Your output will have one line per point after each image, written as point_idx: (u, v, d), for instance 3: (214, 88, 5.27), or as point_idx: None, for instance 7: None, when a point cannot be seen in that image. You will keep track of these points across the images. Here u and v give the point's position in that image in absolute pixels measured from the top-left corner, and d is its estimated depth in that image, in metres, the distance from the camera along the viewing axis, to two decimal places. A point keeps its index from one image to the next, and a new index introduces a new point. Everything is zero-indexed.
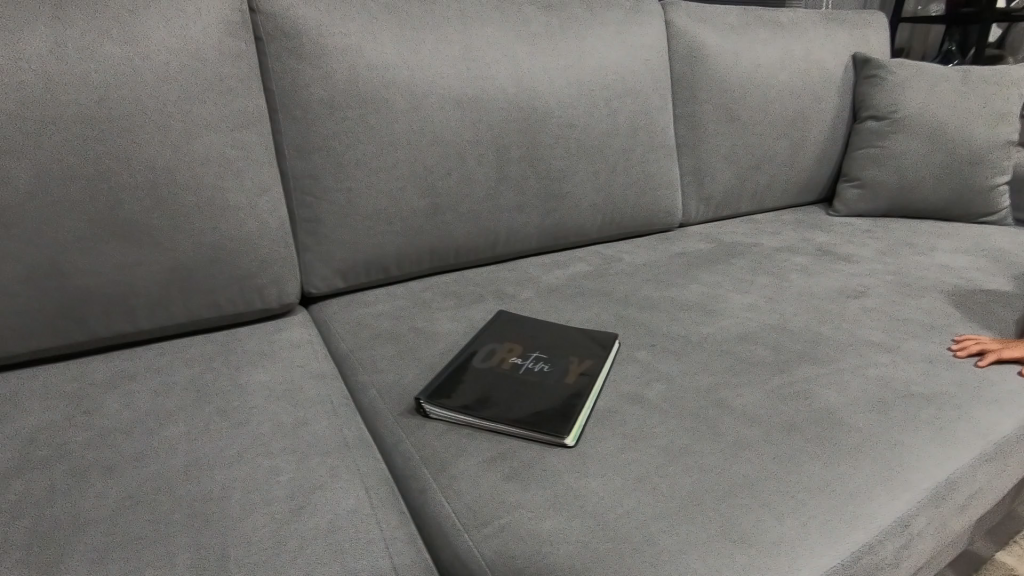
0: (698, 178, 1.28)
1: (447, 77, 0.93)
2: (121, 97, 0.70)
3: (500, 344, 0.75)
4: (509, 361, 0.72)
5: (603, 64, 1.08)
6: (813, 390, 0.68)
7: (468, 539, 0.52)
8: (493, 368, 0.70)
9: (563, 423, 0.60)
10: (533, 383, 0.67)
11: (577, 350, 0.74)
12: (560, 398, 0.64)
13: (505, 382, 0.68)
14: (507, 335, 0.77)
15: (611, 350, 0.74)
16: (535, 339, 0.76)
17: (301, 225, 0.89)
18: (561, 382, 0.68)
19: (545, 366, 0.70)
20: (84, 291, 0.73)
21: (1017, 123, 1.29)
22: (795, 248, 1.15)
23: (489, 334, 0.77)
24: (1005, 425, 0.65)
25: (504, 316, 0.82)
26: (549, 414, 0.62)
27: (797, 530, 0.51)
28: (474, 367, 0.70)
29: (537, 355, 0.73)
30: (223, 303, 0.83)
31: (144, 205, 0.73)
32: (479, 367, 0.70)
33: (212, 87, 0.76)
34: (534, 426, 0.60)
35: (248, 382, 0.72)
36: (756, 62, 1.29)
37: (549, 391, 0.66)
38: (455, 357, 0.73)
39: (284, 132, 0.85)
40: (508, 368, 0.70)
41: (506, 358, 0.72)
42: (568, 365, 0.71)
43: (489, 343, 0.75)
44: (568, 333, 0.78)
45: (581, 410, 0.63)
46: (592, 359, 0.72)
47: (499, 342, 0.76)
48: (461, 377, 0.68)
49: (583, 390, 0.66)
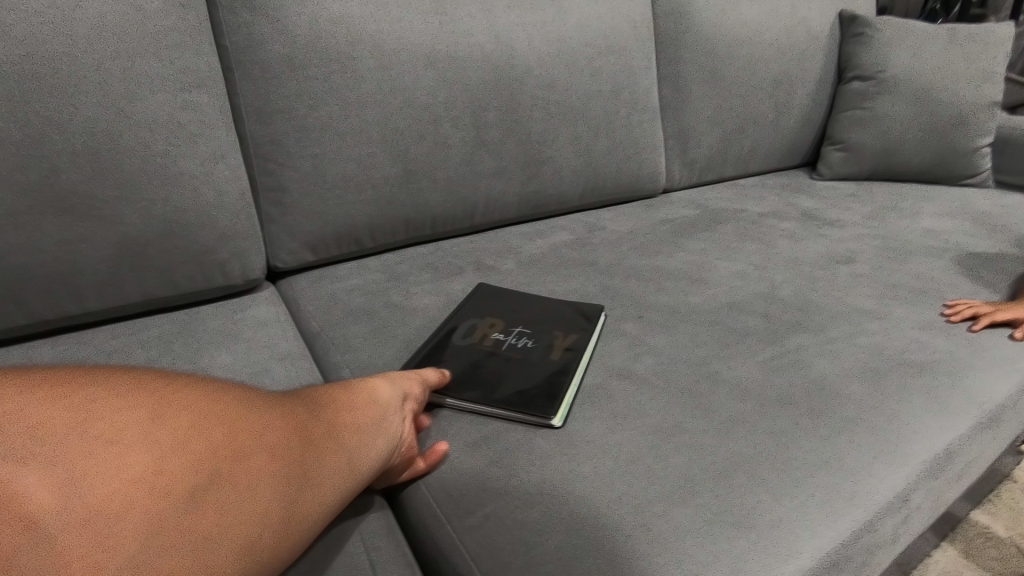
0: (682, 142, 1.24)
1: (418, 33, 0.86)
2: (51, 52, 0.62)
3: (480, 318, 0.72)
4: (490, 337, 0.68)
5: (585, 20, 1.01)
6: (807, 360, 0.66)
7: (451, 530, 0.49)
8: (474, 346, 0.67)
9: (549, 403, 0.57)
10: (516, 362, 0.64)
11: (562, 322, 0.71)
12: (545, 377, 0.61)
13: (486, 360, 0.64)
14: (487, 306, 0.74)
15: (597, 323, 0.71)
16: (517, 312, 0.73)
17: (264, 195, 0.83)
18: (545, 358, 0.64)
19: (529, 342, 0.67)
20: (23, 269, 0.66)
21: (1000, 83, 1.27)
22: (781, 214, 1.12)
23: (468, 308, 0.74)
24: (998, 391, 0.64)
25: (483, 287, 0.78)
26: (533, 394, 0.59)
27: (796, 509, 0.49)
28: (454, 344, 0.67)
29: (520, 330, 0.69)
30: (182, 280, 0.77)
31: (85, 174, 0.67)
32: (459, 344, 0.67)
33: (157, 42, 0.69)
34: (519, 408, 0.57)
35: (211, 365, 0.67)
36: (742, 19, 1.24)
37: (534, 369, 0.63)
38: (431, 334, 0.69)
39: (241, 93, 0.78)
40: (490, 344, 0.67)
41: (487, 333, 0.69)
42: (553, 340, 0.68)
43: (469, 317, 0.72)
44: (551, 304, 0.74)
45: (567, 388, 0.60)
46: (578, 332, 0.69)
47: (478, 315, 0.72)
48: (440, 356, 0.65)
49: (569, 367, 0.63)
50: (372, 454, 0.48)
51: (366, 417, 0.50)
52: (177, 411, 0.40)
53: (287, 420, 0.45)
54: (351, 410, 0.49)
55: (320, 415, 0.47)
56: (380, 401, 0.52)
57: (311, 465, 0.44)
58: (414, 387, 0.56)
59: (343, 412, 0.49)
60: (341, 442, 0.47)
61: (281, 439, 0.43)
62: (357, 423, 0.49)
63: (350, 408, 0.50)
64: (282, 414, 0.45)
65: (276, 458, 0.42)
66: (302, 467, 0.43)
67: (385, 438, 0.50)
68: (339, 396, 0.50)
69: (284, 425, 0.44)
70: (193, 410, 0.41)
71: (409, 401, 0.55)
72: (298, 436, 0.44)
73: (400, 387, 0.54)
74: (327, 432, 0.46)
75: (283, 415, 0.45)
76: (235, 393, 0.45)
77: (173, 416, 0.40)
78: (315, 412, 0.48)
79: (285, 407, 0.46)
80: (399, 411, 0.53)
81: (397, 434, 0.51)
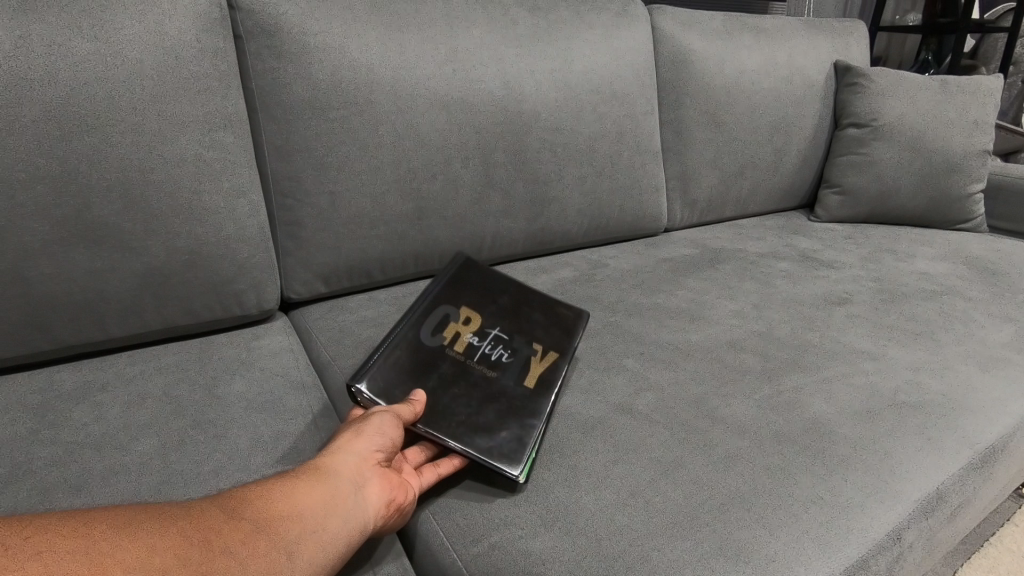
0: (683, 183, 1.29)
1: (435, 79, 0.91)
2: (92, 95, 0.67)
3: (460, 324, 0.72)
4: (464, 343, 0.70)
5: (591, 68, 1.07)
6: (803, 399, 0.68)
7: (457, 557, 0.51)
8: (448, 352, 0.68)
9: (516, 454, 0.57)
10: (491, 389, 0.65)
11: (541, 340, 0.73)
12: (517, 416, 0.62)
13: (465, 382, 0.65)
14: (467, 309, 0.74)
15: (576, 343, 0.74)
16: (497, 320, 0.74)
17: (282, 229, 0.87)
18: (520, 388, 0.66)
19: (506, 362, 0.69)
20: (52, 298, 0.70)
21: (991, 132, 1.32)
22: (779, 254, 1.16)
23: (448, 307, 0.73)
24: (989, 433, 0.66)
25: (469, 282, 0.78)
26: (502, 439, 0.58)
27: (791, 545, 0.50)
28: (427, 347, 0.68)
29: (496, 340, 0.71)
30: (199, 310, 0.80)
31: (115, 209, 0.70)
32: (436, 356, 0.67)
33: (189, 86, 0.73)
34: (486, 456, 0.56)
35: (226, 393, 0.70)
36: (741, 68, 1.29)
37: (507, 400, 0.64)
38: (408, 334, 0.69)
39: (264, 133, 0.83)
40: (467, 359, 0.68)
41: (466, 343, 0.70)
42: (530, 360, 0.70)
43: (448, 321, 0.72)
44: (532, 318, 0.76)
45: (537, 436, 0.59)
46: (556, 355, 0.71)
47: (458, 319, 0.72)
48: (417, 371, 0.65)
49: (541, 404, 0.64)
50: (334, 531, 0.46)
51: (322, 496, 0.47)
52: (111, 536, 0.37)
53: (218, 525, 0.41)
54: (298, 494, 0.46)
55: (257, 509, 0.44)
56: (334, 472, 0.49)
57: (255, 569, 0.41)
58: (376, 440, 0.53)
59: (288, 499, 0.46)
60: (289, 533, 0.43)
61: (213, 546, 0.40)
62: (309, 506, 0.46)
63: (298, 491, 0.46)
64: (211, 517, 0.42)
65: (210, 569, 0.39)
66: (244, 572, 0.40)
67: (345, 512, 0.47)
68: (282, 482, 0.47)
69: (215, 530, 0.41)
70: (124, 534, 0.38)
71: (371, 459, 0.52)
72: (235, 538, 0.41)
73: (356, 450, 0.51)
74: (268, 525, 0.43)
75: (213, 519, 0.42)
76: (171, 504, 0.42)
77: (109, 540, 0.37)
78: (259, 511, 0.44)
79: (215, 507, 0.43)
80: (360, 475, 0.50)
81: (359, 505, 0.48)
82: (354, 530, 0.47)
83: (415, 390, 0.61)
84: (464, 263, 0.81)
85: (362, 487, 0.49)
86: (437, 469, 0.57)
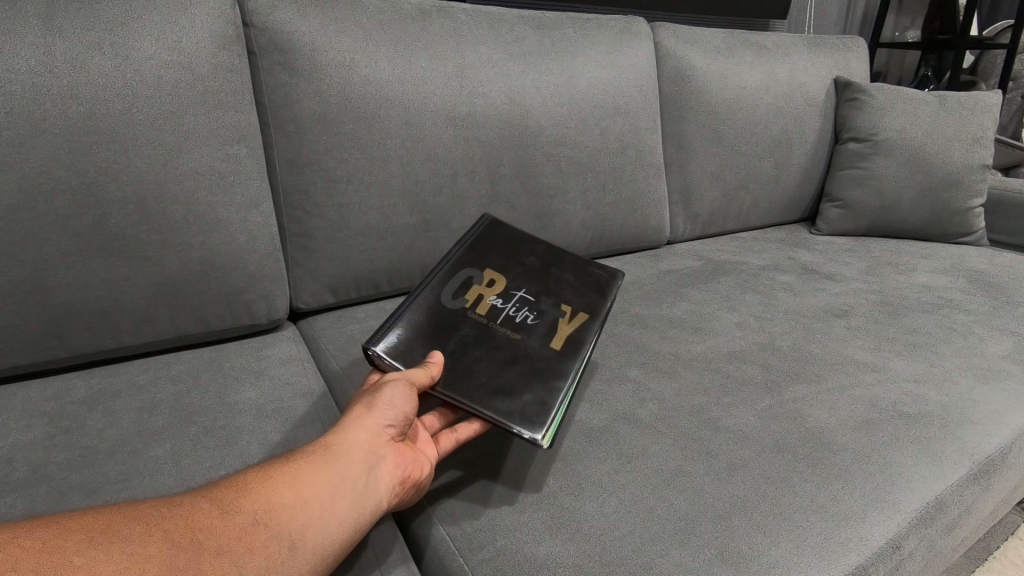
0: (685, 196, 1.30)
1: (442, 94, 0.93)
2: (112, 110, 0.69)
3: (484, 286, 0.73)
4: (488, 305, 0.71)
5: (595, 84, 1.09)
6: (804, 410, 0.69)
7: (464, 563, 0.52)
8: (471, 314, 0.69)
9: (538, 420, 0.58)
10: (515, 349, 0.66)
11: (570, 302, 0.74)
12: (540, 379, 0.62)
13: (488, 345, 0.66)
14: (493, 270, 0.75)
15: (607, 304, 0.75)
16: (524, 282, 0.75)
17: (292, 240, 0.88)
18: (545, 349, 0.66)
19: (532, 323, 0.69)
20: (67, 306, 0.71)
21: (990, 147, 1.34)
22: (781, 267, 1.17)
23: (474, 269, 0.75)
24: (989, 444, 0.67)
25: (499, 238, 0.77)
26: (525, 402, 0.59)
27: (792, 552, 0.51)
28: (450, 309, 0.69)
29: (521, 302, 0.72)
30: (211, 319, 0.82)
31: (131, 220, 0.72)
32: (458, 318, 0.68)
33: (204, 101, 0.75)
34: (509, 420, 0.57)
35: (237, 400, 0.71)
36: (743, 84, 1.31)
37: (532, 361, 0.64)
38: (429, 295, 0.71)
39: (276, 147, 0.85)
40: (490, 321, 0.69)
41: (490, 306, 0.71)
42: (557, 322, 0.70)
43: (472, 284, 0.73)
44: (562, 280, 0.77)
45: (562, 399, 0.60)
46: (584, 316, 0.72)
47: (483, 282, 0.73)
48: (439, 331, 0.67)
49: (568, 366, 0.64)
50: (347, 510, 0.48)
51: (331, 478, 0.48)
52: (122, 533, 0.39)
53: (222, 517, 0.43)
54: (308, 479, 0.47)
55: (267, 494, 0.45)
56: (346, 452, 0.50)
57: (270, 553, 0.43)
58: (389, 414, 0.53)
59: (298, 483, 0.47)
60: (298, 519, 0.45)
61: (222, 536, 0.42)
62: (319, 490, 0.47)
63: (309, 473, 0.48)
64: (218, 508, 0.43)
65: (211, 567, 0.40)
66: (256, 559, 0.42)
67: (356, 492, 0.49)
68: (294, 465, 0.48)
69: (222, 521, 0.42)
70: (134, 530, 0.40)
71: (385, 434, 0.53)
72: (243, 530, 0.43)
73: (369, 427, 0.52)
74: (279, 510, 0.45)
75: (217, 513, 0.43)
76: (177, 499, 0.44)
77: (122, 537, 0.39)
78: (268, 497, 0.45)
79: (224, 498, 0.44)
80: (373, 453, 0.51)
81: (370, 485, 0.50)
82: (368, 506, 0.49)
83: (432, 354, 0.62)
84: (489, 224, 0.82)
85: (374, 466, 0.50)
86: (455, 435, 0.59)
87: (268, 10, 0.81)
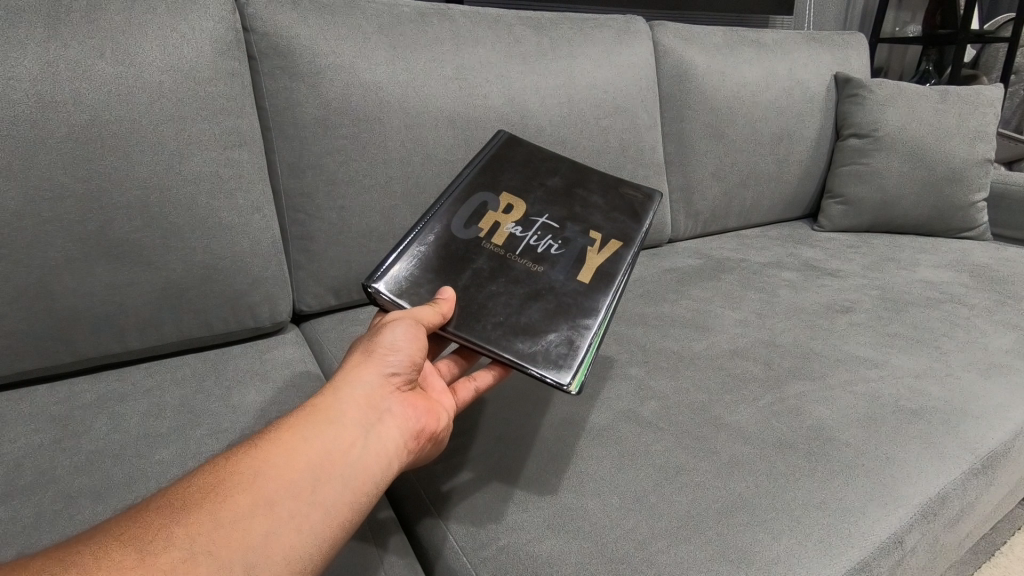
0: (686, 194, 1.30)
1: (442, 96, 0.93)
2: (115, 116, 0.70)
3: (501, 212, 0.72)
4: (505, 233, 0.70)
5: (594, 84, 1.09)
6: (805, 406, 0.69)
7: (467, 561, 0.52)
8: (487, 243, 0.68)
9: (565, 365, 0.57)
10: (535, 286, 0.65)
11: (601, 229, 0.73)
12: (567, 317, 0.62)
13: (504, 278, 0.65)
14: (509, 195, 0.74)
15: (642, 229, 0.75)
16: (547, 208, 0.74)
17: (294, 243, 0.89)
18: (571, 282, 0.66)
19: (557, 253, 0.69)
20: (73, 310, 0.72)
21: (992, 141, 1.34)
22: (783, 264, 1.17)
23: (490, 193, 0.73)
24: (992, 439, 0.67)
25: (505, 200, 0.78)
26: (551, 343, 0.59)
27: (795, 548, 0.51)
28: (464, 238, 0.68)
29: (542, 229, 0.71)
30: (214, 322, 0.82)
31: (135, 224, 0.73)
32: (472, 248, 0.68)
33: (206, 106, 0.76)
34: (533, 365, 0.57)
35: (241, 402, 0.71)
36: (742, 80, 1.31)
37: (558, 295, 0.64)
38: (444, 222, 0.70)
39: (277, 151, 0.85)
40: (510, 251, 0.68)
41: (508, 235, 0.70)
42: (586, 252, 0.70)
43: (488, 210, 0.72)
44: (588, 209, 0.75)
45: (591, 339, 0.60)
46: (616, 244, 0.72)
47: (499, 208, 0.72)
48: (459, 260, 0.66)
49: (597, 301, 0.64)
50: (365, 457, 0.49)
51: (343, 430, 0.49)
52: (150, 512, 0.40)
53: (251, 480, 0.44)
54: (329, 431, 0.48)
55: (283, 449, 0.46)
56: (354, 404, 0.51)
57: (297, 504, 0.44)
58: (392, 362, 0.54)
59: (315, 441, 0.47)
60: (326, 472, 0.47)
61: (248, 494, 0.43)
62: (332, 442, 0.48)
63: (322, 426, 0.48)
64: (236, 469, 0.44)
65: (244, 524, 0.41)
66: (286, 511, 0.44)
67: (371, 439, 0.50)
68: (309, 418, 0.49)
69: (243, 481, 0.43)
70: (161, 509, 0.41)
71: (390, 383, 0.54)
72: (266, 487, 0.44)
73: (374, 377, 0.53)
74: (298, 465, 0.46)
75: (243, 476, 0.44)
76: (195, 471, 0.44)
77: (149, 520, 0.40)
78: (285, 452, 0.46)
79: (239, 459, 0.45)
80: (385, 403, 0.52)
81: (389, 433, 0.51)
82: (386, 451, 0.51)
83: (443, 289, 0.61)
84: (508, 139, 0.81)
85: (385, 416, 0.52)
86: (473, 384, 0.63)
87: (267, 16, 0.82)
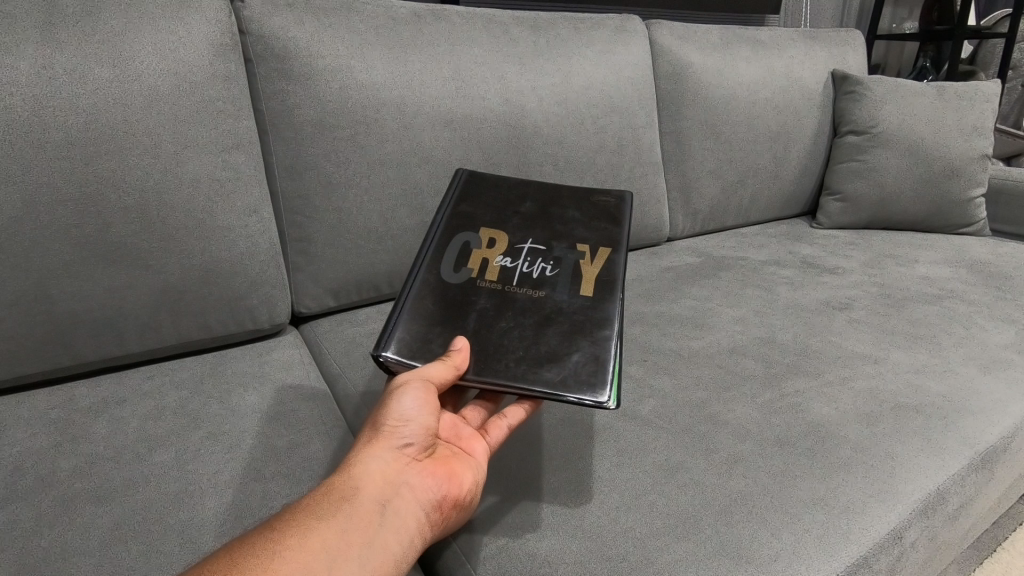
0: (684, 192, 1.31)
1: (438, 97, 0.93)
2: (112, 120, 0.70)
3: (485, 248, 0.70)
4: (496, 267, 0.69)
5: (591, 83, 1.09)
6: (804, 403, 0.69)
7: (469, 564, 0.52)
8: (480, 282, 0.67)
9: (597, 384, 0.58)
10: (540, 308, 0.65)
11: (589, 240, 0.73)
12: (584, 334, 0.62)
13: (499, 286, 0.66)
14: (489, 229, 0.72)
15: (624, 230, 0.75)
16: (562, 228, 0.74)
17: (293, 246, 0.89)
18: (577, 299, 0.66)
19: (552, 275, 0.69)
20: (72, 315, 0.72)
21: (990, 136, 1.34)
22: (782, 261, 1.17)
23: (510, 213, 0.75)
24: (990, 433, 0.67)
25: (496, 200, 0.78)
26: (578, 363, 0.59)
27: (794, 545, 0.51)
28: (455, 284, 0.67)
29: (530, 254, 0.70)
30: (214, 325, 0.82)
31: (133, 228, 0.73)
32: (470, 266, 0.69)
33: (202, 109, 0.76)
34: (566, 391, 0.57)
35: (241, 405, 0.72)
36: (740, 79, 1.31)
37: (569, 316, 0.64)
38: (433, 271, 0.68)
39: (274, 153, 0.85)
40: (506, 284, 0.67)
41: (500, 268, 0.69)
42: (580, 265, 0.70)
43: (471, 249, 0.70)
44: (569, 222, 0.75)
45: (612, 351, 0.61)
46: (606, 251, 0.72)
47: (482, 244, 0.71)
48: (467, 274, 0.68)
49: (608, 312, 0.65)
50: (383, 537, 0.45)
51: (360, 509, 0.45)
52: None
53: (262, 568, 0.39)
54: (345, 510, 0.45)
55: (296, 534, 0.42)
56: (368, 479, 0.47)
57: None
58: (406, 431, 0.51)
59: (330, 524, 0.44)
60: (343, 557, 0.42)
61: None
62: (349, 522, 0.44)
63: (336, 507, 0.45)
64: (246, 557, 0.40)
65: None
66: None
67: (389, 517, 0.46)
68: (321, 501, 0.45)
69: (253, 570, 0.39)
70: None
71: (407, 454, 0.50)
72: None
73: (388, 450, 0.50)
74: (312, 549, 0.42)
75: (253, 564, 0.39)
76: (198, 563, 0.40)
77: None
78: (297, 537, 0.42)
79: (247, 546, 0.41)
80: (402, 476, 0.49)
81: (408, 509, 0.48)
82: (406, 528, 0.47)
83: (457, 341, 0.60)
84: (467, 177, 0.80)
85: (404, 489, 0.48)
86: (505, 420, 0.60)
87: (263, 18, 0.82)
